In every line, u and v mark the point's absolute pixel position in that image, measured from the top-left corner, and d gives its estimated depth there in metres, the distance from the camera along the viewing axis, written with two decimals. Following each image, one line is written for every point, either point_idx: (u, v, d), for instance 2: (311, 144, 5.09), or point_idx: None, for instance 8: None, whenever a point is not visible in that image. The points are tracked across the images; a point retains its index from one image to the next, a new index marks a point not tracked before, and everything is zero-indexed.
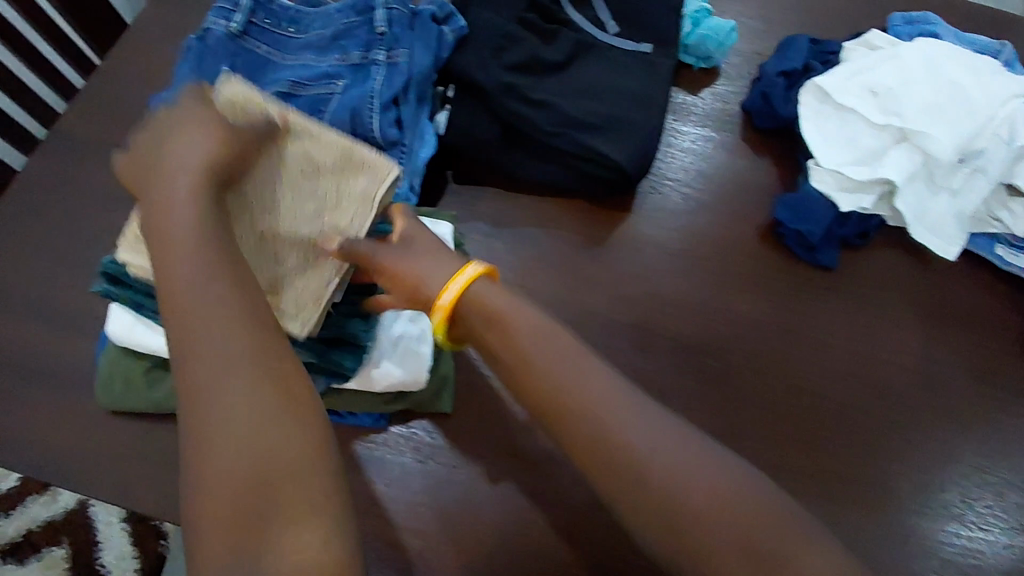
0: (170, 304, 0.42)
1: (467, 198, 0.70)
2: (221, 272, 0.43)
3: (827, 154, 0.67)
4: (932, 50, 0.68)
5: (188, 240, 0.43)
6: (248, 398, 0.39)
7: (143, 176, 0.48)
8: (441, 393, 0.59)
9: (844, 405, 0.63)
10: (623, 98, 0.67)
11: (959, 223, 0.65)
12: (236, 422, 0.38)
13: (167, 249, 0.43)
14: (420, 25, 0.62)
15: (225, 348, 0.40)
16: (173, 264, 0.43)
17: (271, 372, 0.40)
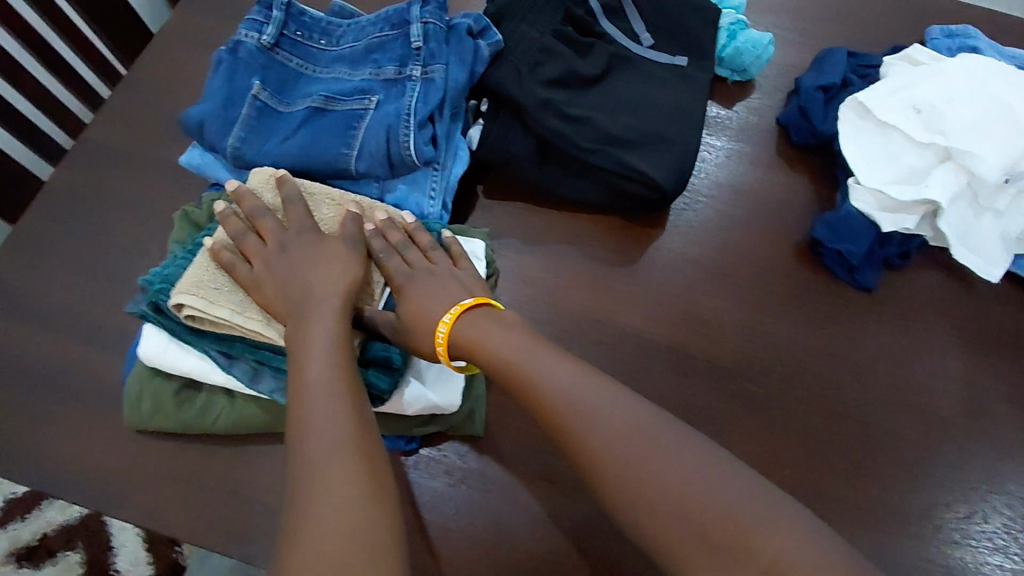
0: (299, 386, 0.47)
1: (498, 214, 0.69)
2: (344, 369, 0.48)
3: (869, 173, 0.65)
4: (977, 67, 0.67)
5: (313, 332, 0.49)
6: (352, 480, 0.43)
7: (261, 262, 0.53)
8: (474, 415, 0.58)
9: (884, 430, 0.61)
10: (658, 114, 0.66)
11: (1003, 243, 0.64)
12: (336, 508, 0.42)
13: (296, 339, 0.49)
14: (456, 39, 0.61)
15: (338, 432, 0.45)
16: (301, 347, 0.49)
17: (373, 468, 0.44)
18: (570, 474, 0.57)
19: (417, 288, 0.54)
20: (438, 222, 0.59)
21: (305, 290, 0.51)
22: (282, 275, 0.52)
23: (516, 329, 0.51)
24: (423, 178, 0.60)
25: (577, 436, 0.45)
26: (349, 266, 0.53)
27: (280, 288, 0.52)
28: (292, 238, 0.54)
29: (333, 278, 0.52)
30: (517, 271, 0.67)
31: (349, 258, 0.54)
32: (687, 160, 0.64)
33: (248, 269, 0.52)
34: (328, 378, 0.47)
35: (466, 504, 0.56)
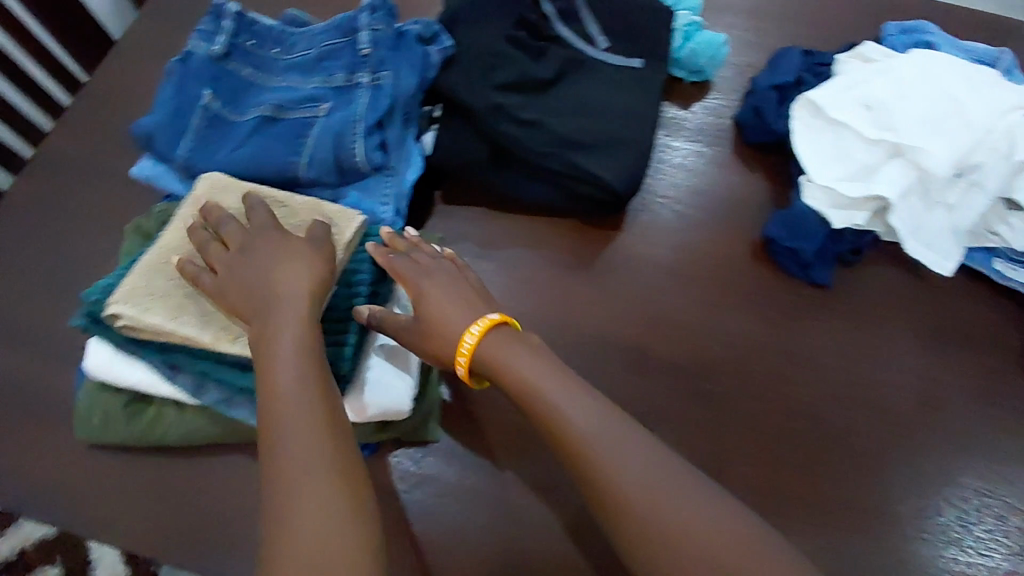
0: (266, 397, 0.44)
1: (456, 219, 0.68)
2: (315, 375, 0.44)
3: (820, 170, 0.66)
4: (927, 62, 0.67)
5: (277, 340, 0.45)
6: (326, 507, 0.40)
7: (224, 264, 0.49)
8: (428, 420, 0.58)
9: (843, 427, 0.62)
10: (612, 116, 0.66)
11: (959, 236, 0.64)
12: (312, 529, 0.39)
13: (261, 347, 0.45)
14: (405, 45, 0.61)
15: (310, 454, 0.41)
16: (266, 355, 0.45)
17: (349, 484, 0.41)
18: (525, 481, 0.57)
19: (432, 286, 0.53)
20: (391, 227, 0.59)
21: (268, 291, 0.47)
22: (245, 278, 0.48)
23: (540, 349, 0.51)
24: (375, 184, 0.60)
25: (570, 457, 0.46)
26: (317, 266, 0.49)
27: (243, 291, 0.48)
28: (255, 238, 0.50)
29: (296, 277, 0.47)
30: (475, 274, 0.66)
31: (314, 255, 0.49)
32: (641, 162, 0.65)
33: (210, 276, 0.49)
34: (297, 394, 0.43)
35: (423, 509, 0.56)
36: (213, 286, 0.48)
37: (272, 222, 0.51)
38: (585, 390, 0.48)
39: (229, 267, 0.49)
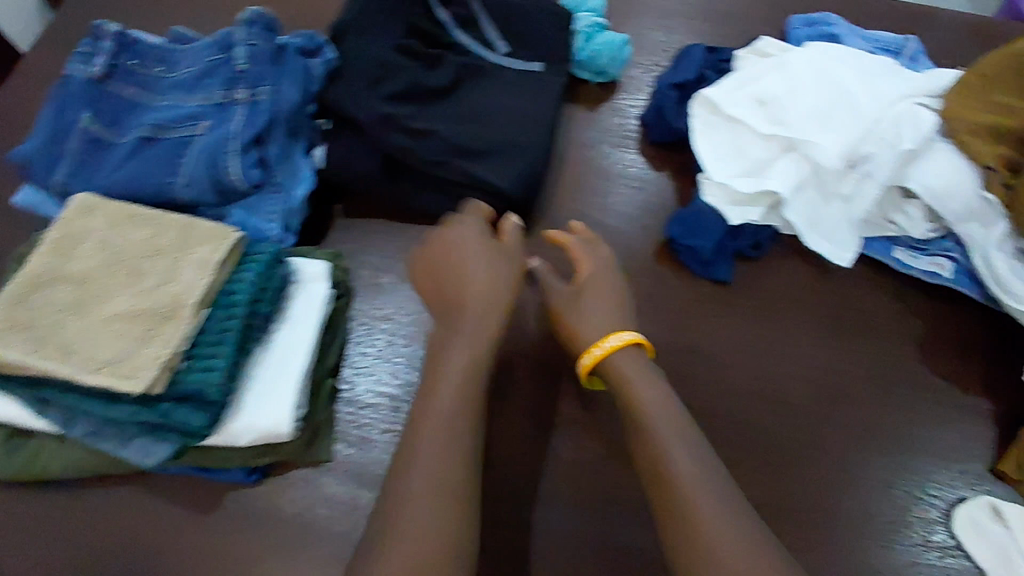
0: (423, 402, 0.50)
1: (355, 231, 0.66)
2: (471, 397, 0.51)
3: (719, 167, 0.66)
4: (820, 56, 0.67)
5: (451, 355, 0.52)
6: (438, 511, 0.45)
7: (428, 258, 0.59)
8: (319, 442, 0.57)
9: (757, 425, 0.61)
10: (508, 122, 0.66)
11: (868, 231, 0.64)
12: (418, 531, 0.44)
13: (436, 348, 0.53)
14: (286, 60, 0.60)
15: (439, 456, 0.47)
16: (436, 361, 0.53)
17: (456, 501, 0.46)
18: None
19: (587, 306, 0.57)
20: (278, 244, 0.58)
21: (458, 295, 0.55)
22: (443, 270, 0.57)
23: (662, 381, 0.54)
24: (261, 202, 0.58)
25: (662, 494, 0.48)
26: (502, 292, 0.56)
27: (438, 283, 0.57)
28: (456, 234, 0.59)
29: (482, 288, 0.55)
30: (373, 285, 0.64)
31: (506, 273, 0.57)
32: (538, 167, 0.64)
33: (422, 259, 0.59)
34: (455, 402, 0.50)
35: (313, 534, 0.54)
36: (428, 270, 0.58)
37: (462, 227, 0.59)
38: (690, 430, 0.51)
39: (435, 261, 0.58)
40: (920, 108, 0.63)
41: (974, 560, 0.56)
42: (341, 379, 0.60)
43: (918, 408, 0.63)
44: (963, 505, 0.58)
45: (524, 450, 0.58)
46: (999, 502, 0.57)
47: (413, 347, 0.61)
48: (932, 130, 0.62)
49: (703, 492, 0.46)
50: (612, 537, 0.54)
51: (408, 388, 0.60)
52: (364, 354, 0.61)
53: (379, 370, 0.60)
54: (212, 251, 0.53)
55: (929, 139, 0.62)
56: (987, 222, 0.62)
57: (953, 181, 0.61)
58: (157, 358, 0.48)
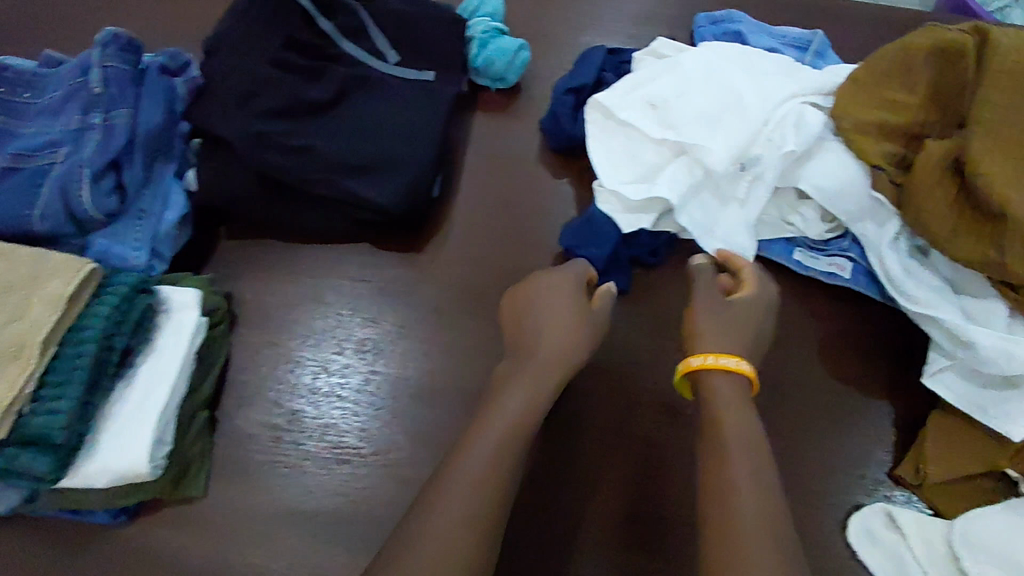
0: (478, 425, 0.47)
1: (240, 254, 0.64)
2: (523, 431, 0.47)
3: (612, 173, 0.64)
4: (712, 55, 0.66)
5: (512, 387, 0.49)
6: (459, 534, 0.42)
7: (512, 299, 0.56)
8: (192, 478, 0.55)
9: (666, 443, 0.58)
10: (394, 136, 0.63)
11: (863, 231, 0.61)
12: (435, 551, 0.41)
13: (504, 376, 0.51)
14: (146, 80, 0.58)
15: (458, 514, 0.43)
16: (497, 392, 0.50)
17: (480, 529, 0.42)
18: (308, 532, 0.54)
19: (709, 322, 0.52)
20: (142, 273, 0.56)
21: (533, 337, 0.52)
22: (525, 310, 0.54)
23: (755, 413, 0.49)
24: (122, 229, 0.56)
25: (719, 521, 0.42)
26: (581, 341, 0.52)
27: (518, 324, 0.54)
28: (543, 277, 0.56)
29: (555, 334, 0.52)
30: (258, 309, 0.62)
31: (579, 319, 0.53)
32: (424, 182, 0.62)
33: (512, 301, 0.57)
34: (488, 448, 0.46)
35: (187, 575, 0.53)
36: (510, 314, 0.56)
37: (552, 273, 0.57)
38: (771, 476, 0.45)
39: (513, 304, 0.56)
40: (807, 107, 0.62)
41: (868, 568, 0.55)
42: (220, 410, 0.58)
43: (818, 414, 0.61)
44: (857, 514, 0.57)
45: (409, 478, 0.56)
46: (891, 508, 0.56)
47: (301, 374, 0.60)
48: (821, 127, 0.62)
49: (760, 532, 0.41)
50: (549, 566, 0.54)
51: (293, 416, 0.58)
52: (249, 382, 0.59)
53: (264, 400, 0.58)
54: (65, 285, 0.51)
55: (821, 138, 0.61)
56: (880, 220, 0.61)
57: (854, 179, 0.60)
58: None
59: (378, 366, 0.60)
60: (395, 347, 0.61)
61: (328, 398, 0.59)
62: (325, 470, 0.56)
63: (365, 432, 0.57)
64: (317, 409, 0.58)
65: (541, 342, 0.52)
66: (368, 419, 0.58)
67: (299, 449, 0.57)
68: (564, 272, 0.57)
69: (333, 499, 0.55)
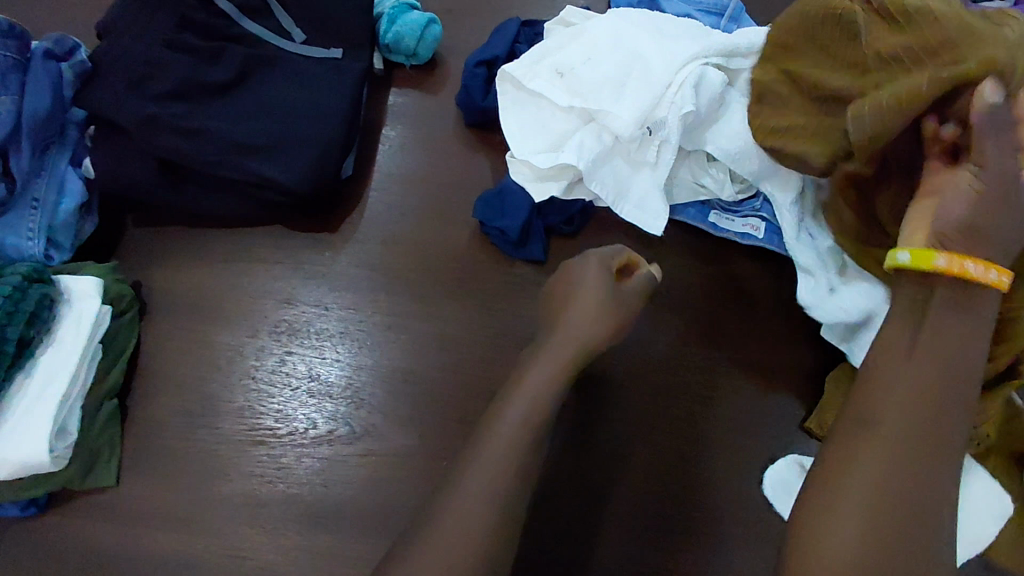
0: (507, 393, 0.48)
1: (149, 240, 0.63)
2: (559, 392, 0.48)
3: (523, 144, 0.64)
4: (618, 21, 0.66)
5: (528, 373, 0.48)
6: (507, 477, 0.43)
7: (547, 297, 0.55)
8: (102, 468, 0.54)
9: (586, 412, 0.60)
10: (301, 116, 0.63)
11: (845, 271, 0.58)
12: (471, 495, 0.42)
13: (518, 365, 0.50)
14: (32, 67, 0.56)
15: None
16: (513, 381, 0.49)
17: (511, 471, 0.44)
18: (228, 513, 0.54)
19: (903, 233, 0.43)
20: (38, 262, 0.55)
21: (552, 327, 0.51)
22: (556, 305, 0.53)
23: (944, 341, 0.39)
24: (17, 220, 0.55)
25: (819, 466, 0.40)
26: (605, 327, 0.51)
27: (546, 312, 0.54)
28: (574, 269, 0.54)
29: (578, 321, 0.51)
30: (170, 296, 0.61)
31: (603, 309, 0.51)
32: (331, 160, 0.62)
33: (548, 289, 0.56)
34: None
35: (102, 560, 0.52)
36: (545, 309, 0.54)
37: (580, 268, 0.54)
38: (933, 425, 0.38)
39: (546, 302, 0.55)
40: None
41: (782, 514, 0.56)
42: (131, 397, 0.57)
43: (734, 371, 0.62)
44: (771, 469, 0.58)
45: (325, 456, 0.56)
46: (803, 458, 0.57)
47: (214, 359, 0.59)
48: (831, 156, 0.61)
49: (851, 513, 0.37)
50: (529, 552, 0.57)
51: (207, 401, 0.57)
52: (162, 367, 0.58)
53: (176, 384, 0.58)
54: None
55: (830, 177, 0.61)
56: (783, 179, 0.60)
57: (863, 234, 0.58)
58: None
59: (294, 347, 0.60)
60: (311, 327, 0.60)
61: (243, 381, 0.58)
62: (240, 454, 0.56)
63: (283, 413, 0.57)
64: (232, 392, 0.58)
65: (564, 324, 0.51)
66: (287, 400, 0.58)
67: (213, 433, 0.56)
68: (594, 260, 0.54)
69: (249, 482, 0.55)
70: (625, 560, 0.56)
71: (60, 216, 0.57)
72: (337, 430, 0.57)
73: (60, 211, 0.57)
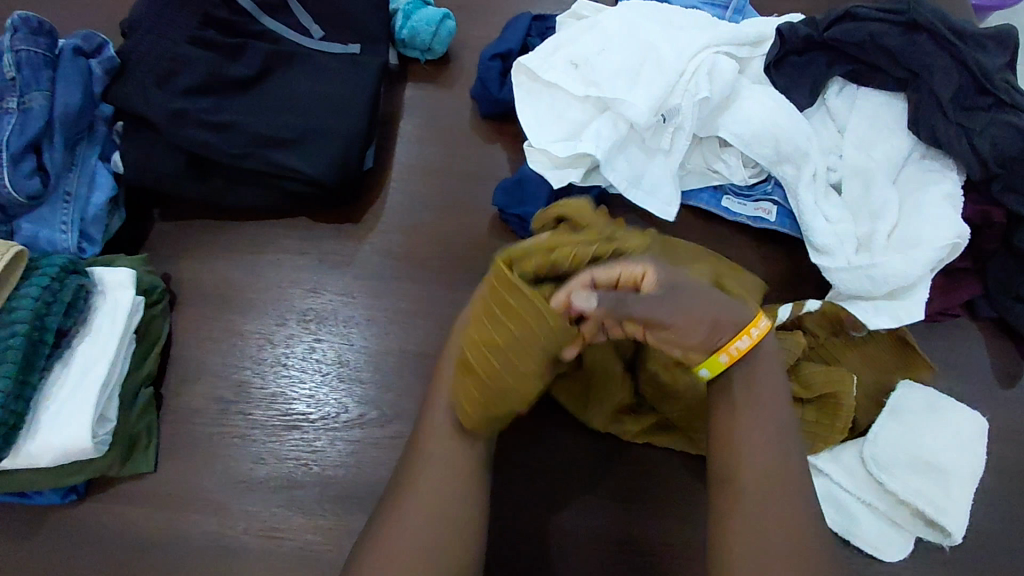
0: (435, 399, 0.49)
1: (176, 234, 0.64)
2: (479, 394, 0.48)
3: (539, 133, 0.65)
4: (630, 13, 0.68)
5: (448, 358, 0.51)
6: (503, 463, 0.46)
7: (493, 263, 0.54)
8: (140, 455, 0.55)
9: None
10: (322, 109, 0.64)
11: (904, 251, 0.58)
12: (440, 494, 0.45)
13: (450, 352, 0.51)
14: (62, 64, 0.58)
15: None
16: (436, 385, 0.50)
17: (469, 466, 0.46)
18: (264, 496, 0.55)
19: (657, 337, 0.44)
20: (73, 254, 0.56)
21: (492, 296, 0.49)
22: None
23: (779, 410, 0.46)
24: (50, 214, 0.56)
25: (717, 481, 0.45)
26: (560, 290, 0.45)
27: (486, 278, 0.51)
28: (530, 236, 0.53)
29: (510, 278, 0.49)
30: (198, 287, 0.62)
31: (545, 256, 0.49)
32: (354, 151, 0.63)
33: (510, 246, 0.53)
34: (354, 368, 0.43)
35: (141, 545, 0.53)
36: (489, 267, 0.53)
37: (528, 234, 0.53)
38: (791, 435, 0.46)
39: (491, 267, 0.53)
40: (902, 97, 0.64)
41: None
42: (165, 386, 0.58)
43: None
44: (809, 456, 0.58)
45: (357, 439, 0.57)
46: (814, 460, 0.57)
47: (244, 348, 0.60)
48: (911, 135, 0.63)
49: (773, 520, 0.42)
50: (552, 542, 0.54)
51: (238, 388, 0.58)
52: (195, 356, 0.59)
53: (209, 373, 0.59)
54: None
55: (900, 161, 0.62)
56: (798, 163, 0.63)
57: (929, 216, 0.59)
58: None
59: (322, 334, 0.61)
60: (338, 315, 0.62)
61: (274, 367, 0.59)
62: (274, 438, 0.57)
63: (314, 398, 0.58)
64: (263, 379, 0.59)
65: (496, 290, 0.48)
66: (318, 385, 0.59)
67: (247, 418, 0.57)
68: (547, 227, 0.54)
69: (284, 465, 0.56)
70: (610, 527, 0.55)
71: (90, 208, 0.58)
72: (369, 414, 0.58)
73: (92, 204, 0.58)
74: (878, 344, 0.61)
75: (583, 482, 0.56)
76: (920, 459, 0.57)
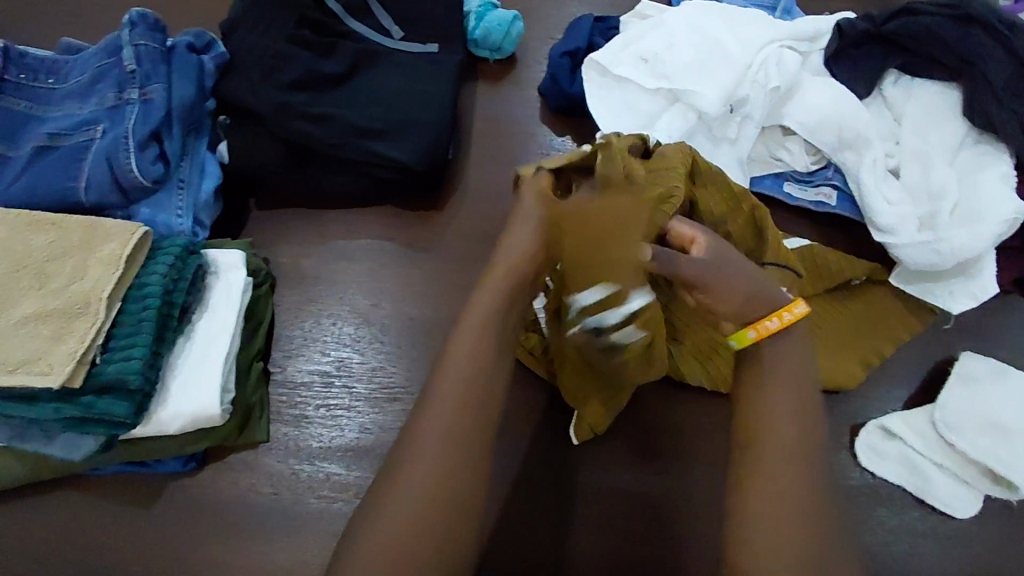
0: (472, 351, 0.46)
1: (271, 222, 0.68)
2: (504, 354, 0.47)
3: (612, 124, 0.69)
4: (693, 13, 0.71)
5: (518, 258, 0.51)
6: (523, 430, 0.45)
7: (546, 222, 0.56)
8: (255, 424, 0.59)
9: None
10: (407, 101, 0.66)
11: (966, 228, 0.62)
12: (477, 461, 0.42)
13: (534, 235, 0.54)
14: (177, 58, 0.62)
15: (468, 394, 0.45)
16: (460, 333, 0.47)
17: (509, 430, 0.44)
18: (370, 463, 0.58)
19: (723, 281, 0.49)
20: (187, 237, 0.60)
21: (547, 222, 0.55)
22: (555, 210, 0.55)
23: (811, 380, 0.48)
24: (167, 198, 0.60)
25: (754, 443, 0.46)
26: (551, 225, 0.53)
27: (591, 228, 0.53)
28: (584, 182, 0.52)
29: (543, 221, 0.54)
30: (296, 270, 0.66)
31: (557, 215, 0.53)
32: (441, 141, 0.66)
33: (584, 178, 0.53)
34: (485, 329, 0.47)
35: (257, 511, 0.57)
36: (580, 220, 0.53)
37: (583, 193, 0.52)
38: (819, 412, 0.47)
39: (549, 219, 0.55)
40: (955, 87, 0.68)
41: (887, 479, 0.60)
42: (272, 363, 0.62)
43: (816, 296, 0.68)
44: (864, 431, 0.62)
45: None
46: (885, 423, 0.61)
47: (342, 326, 0.63)
48: (966, 123, 0.66)
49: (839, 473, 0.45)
50: (645, 499, 0.58)
51: (339, 363, 0.62)
52: (297, 335, 0.63)
53: (311, 349, 0.62)
54: (119, 245, 0.54)
55: (955, 147, 0.66)
56: (860, 150, 0.66)
57: (988, 195, 0.63)
58: (73, 354, 0.49)
59: (413, 312, 0.64)
60: (429, 295, 0.65)
61: (372, 343, 0.63)
62: (375, 409, 0.60)
63: (410, 372, 0.61)
64: (361, 355, 0.62)
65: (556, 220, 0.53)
66: (412, 360, 0.62)
67: (349, 391, 0.61)
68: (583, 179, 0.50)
69: (386, 434, 0.59)
70: (703, 488, 0.58)
71: (201, 194, 0.61)
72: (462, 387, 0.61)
73: (201, 190, 0.61)
74: (882, 294, 0.66)
75: (672, 445, 0.60)
76: (988, 422, 0.60)
